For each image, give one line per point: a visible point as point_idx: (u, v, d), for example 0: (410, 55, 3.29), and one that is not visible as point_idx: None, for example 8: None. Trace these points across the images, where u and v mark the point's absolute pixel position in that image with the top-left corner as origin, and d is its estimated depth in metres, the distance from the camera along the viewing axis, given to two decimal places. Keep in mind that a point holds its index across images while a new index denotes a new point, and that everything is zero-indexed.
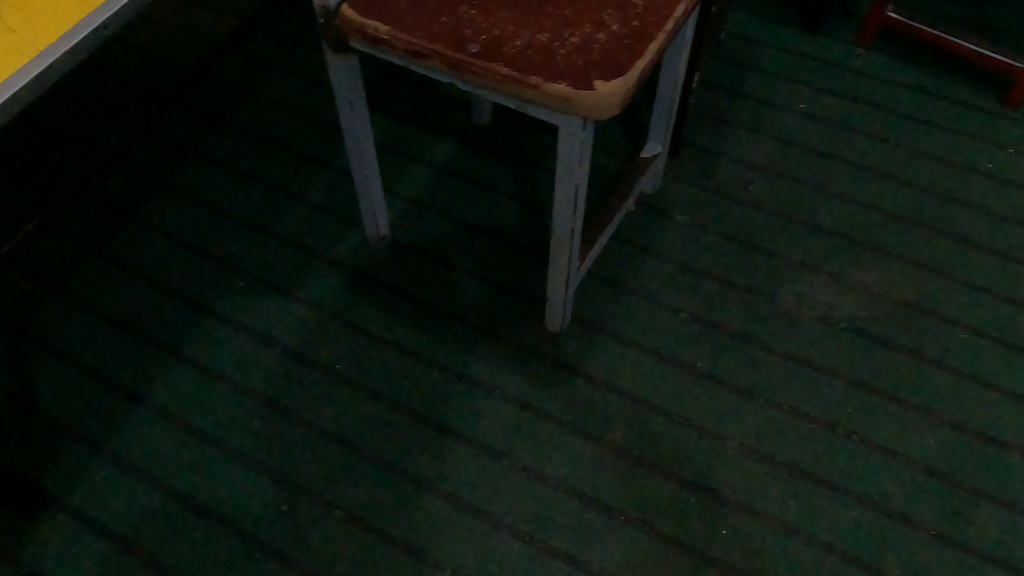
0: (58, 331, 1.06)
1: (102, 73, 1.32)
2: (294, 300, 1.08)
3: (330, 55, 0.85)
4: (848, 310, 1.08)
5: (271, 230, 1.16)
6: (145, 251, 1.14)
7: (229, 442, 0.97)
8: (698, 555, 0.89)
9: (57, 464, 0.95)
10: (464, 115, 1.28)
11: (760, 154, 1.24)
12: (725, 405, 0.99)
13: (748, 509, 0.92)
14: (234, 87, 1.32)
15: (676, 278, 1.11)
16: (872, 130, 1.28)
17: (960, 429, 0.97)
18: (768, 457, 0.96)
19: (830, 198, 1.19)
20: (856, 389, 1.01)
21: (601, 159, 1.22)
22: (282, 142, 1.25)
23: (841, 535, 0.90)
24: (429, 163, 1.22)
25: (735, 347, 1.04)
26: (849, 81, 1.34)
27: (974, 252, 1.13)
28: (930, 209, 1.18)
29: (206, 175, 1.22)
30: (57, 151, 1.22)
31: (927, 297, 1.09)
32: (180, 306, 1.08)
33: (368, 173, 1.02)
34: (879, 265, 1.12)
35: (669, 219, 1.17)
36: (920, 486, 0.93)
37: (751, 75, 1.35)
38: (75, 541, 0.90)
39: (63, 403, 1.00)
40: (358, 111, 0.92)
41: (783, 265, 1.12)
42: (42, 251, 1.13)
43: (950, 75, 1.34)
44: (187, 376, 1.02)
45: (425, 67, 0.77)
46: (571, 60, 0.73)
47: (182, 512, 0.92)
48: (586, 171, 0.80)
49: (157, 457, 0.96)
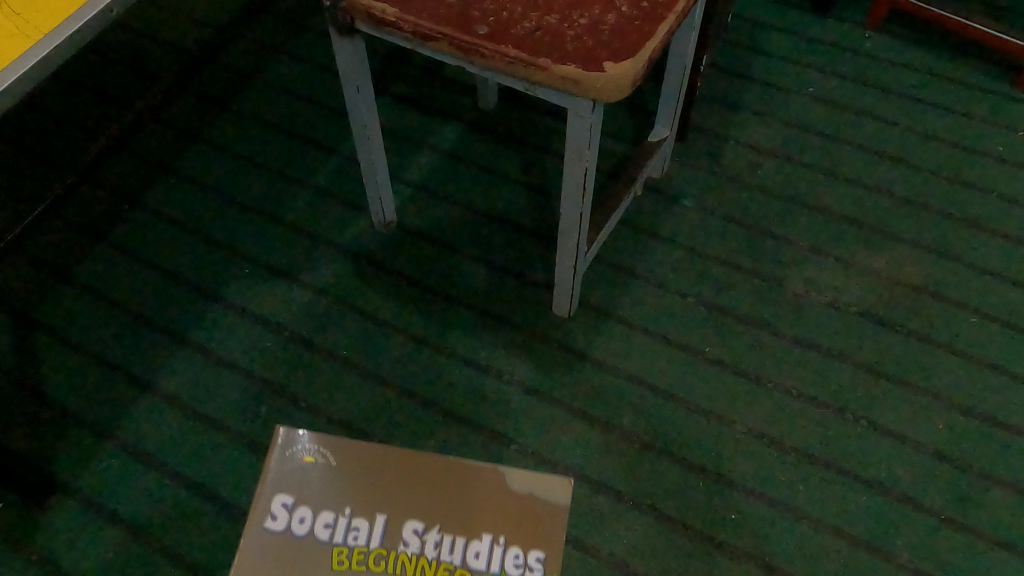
0: (67, 318, 1.06)
1: (104, 58, 1.31)
2: (300, 286, 1.09)
3: (336, 39, 0.84)
4: (857, 294, 1.07)
5: (277, 216, 1.15)
6: (151, 237, 1.14)
7: (237, 429, 0.97)
8: (708, 540, 0.89)
9: (68, 450, 0.96)
10: (470, 100, 1.28)
11: (769, 137, 1.23)
12: (733, 390, 0.99)
13: (756, 494, 0.92)
14: (238, 72, 1.32)
15: (684, 262, 1.10)
16: (883, 113, 1.26)
17: (968, 413, 0.97)
18: (776, 442, 0.95)
19: (838, 181, 1.18)
20: (864, 373, 1.00)
21: (607, 143, 1.21)
22: (287, 128, 1.25)
23: (850, 521, 0.90)
24: (434, 149, 1.22)
25: (740, 331, 1.04)
26: (859, 64, 1.33)
27: (985, 235, 1.12)
28: (941, 192, 1.17)
29: (211, 160, 1.22)
30: (62, 136, 1.22)
31: (936, 281, 1.08)
32: (187, 292, 1.09)
33: (376, 159, 1.01)
34: (888, 249, 1.11)
35: (677, 203, 1.16)
36: (929, 471, 0.93)
37: (759, 58, 1.33)
38: (85, 528, 0.91)
39: (71, 390, 1.00)
40: (364, 94, 0.91)
41: (790, 249, 1.11)
42: (49, 238, 1.13)
43: (961, 57, 1.32)
44: (194, 363, 1.02)
45: (431, 50, 0.77)
46: (580, 42, 0.72)
47: (193, 498, 0.93)
48: (594, 155, 0.80)
49: (166, 444, 0.96)
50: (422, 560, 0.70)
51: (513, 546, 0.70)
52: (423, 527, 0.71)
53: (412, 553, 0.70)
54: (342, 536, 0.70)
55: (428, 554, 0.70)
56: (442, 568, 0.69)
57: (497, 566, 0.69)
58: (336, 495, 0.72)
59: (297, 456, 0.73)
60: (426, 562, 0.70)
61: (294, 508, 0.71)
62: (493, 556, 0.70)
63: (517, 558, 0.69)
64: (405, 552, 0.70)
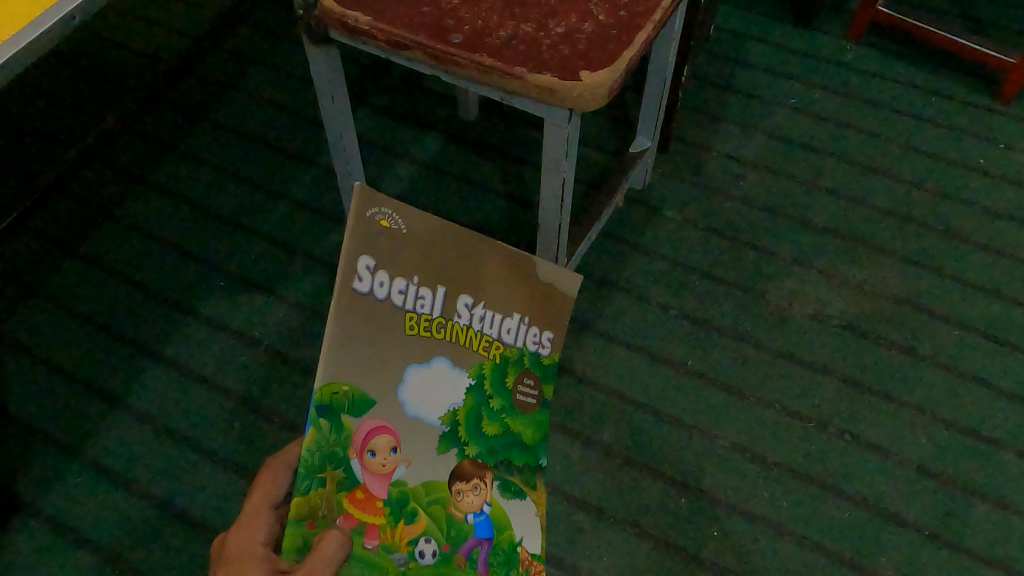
0: (35, 332, 1.04)
1: (78, 67, 1.29)
2: (276, 299, 1.06)
3: (309, 48, 0.82)
4: (840, 307, 1.06)
5: (254, 228, 1.13)
6: (124, 249, 1.12)
7: (209, 446, 0.95)
8: (689, 557, 0.87)
9: (34, 468, 0.93)
10: (450, 111, 1.26)
11: (751, 149, 1.23)
12: (715, 403, 0.98)
13: (739, 510, 0.90)
14: (215, 82, 1.30)
15: (666, 275, 1.09)
16: (865, 125, 1.25)
17: (953, 426, 0.96)
18: (759, 457, 0.94)
19: (821, 193, 1.17)
20: (847, 387, 0.99)
21: (588, 154, 1.20)
22: (265, 138, 1.23)
23: (834, 537, 0.88)
24: (414, 160, 1.20)
25: (723, 344, 1.02)
26: (841, 76, 1.32)
27: (966, 247, 1.12)
28: (923, 205, 1.16)
29: (186, 171, 1.20)
30: (34, 148, 1.20)
31: (919, 294, 1.07)
32: (160, 305, 1.06)
33: (352, 169, 0.99)
34: (871, 262, 1.10)
35: (659, 214, 1.15)
36: (914, 486, 0.92)
37: (741, 69, 1.33)
38: (49, 549, 0.88)
39: (38, 407, 0.98)
40: (340, 105, 0.89)
41: (774, 261, 1.10)
42: (18, 251, 1.11)
43: (942, 70, 1.33)
44: (166, 378, 1.00)
45: (406, 59, 0.75)
46: (556, 51, 0.71)
47: (163, 517, 0.90)
48: (572, 165, 0.78)
49: (136, 462, 0.94)
50: (472, 336, 0.50)
51: (545, 328, 0.51)
52: (474, 301, 0.50)
53: (464, 330, 0.50)
54: (412, 305, 0.49)
55: (478, 333, 0.51)
56: (486, 346, 0.51)
57: (522, 344, 0.51)
58: (407, 255, 0.48)
59: (374, 224, 0.47)
60: (474, 337, 0.50)
61: (375, 275, 0.48)
62: (522, 333, 0.51)
63: (536, 336, 0.51)
64: (459, 327, 0.50)
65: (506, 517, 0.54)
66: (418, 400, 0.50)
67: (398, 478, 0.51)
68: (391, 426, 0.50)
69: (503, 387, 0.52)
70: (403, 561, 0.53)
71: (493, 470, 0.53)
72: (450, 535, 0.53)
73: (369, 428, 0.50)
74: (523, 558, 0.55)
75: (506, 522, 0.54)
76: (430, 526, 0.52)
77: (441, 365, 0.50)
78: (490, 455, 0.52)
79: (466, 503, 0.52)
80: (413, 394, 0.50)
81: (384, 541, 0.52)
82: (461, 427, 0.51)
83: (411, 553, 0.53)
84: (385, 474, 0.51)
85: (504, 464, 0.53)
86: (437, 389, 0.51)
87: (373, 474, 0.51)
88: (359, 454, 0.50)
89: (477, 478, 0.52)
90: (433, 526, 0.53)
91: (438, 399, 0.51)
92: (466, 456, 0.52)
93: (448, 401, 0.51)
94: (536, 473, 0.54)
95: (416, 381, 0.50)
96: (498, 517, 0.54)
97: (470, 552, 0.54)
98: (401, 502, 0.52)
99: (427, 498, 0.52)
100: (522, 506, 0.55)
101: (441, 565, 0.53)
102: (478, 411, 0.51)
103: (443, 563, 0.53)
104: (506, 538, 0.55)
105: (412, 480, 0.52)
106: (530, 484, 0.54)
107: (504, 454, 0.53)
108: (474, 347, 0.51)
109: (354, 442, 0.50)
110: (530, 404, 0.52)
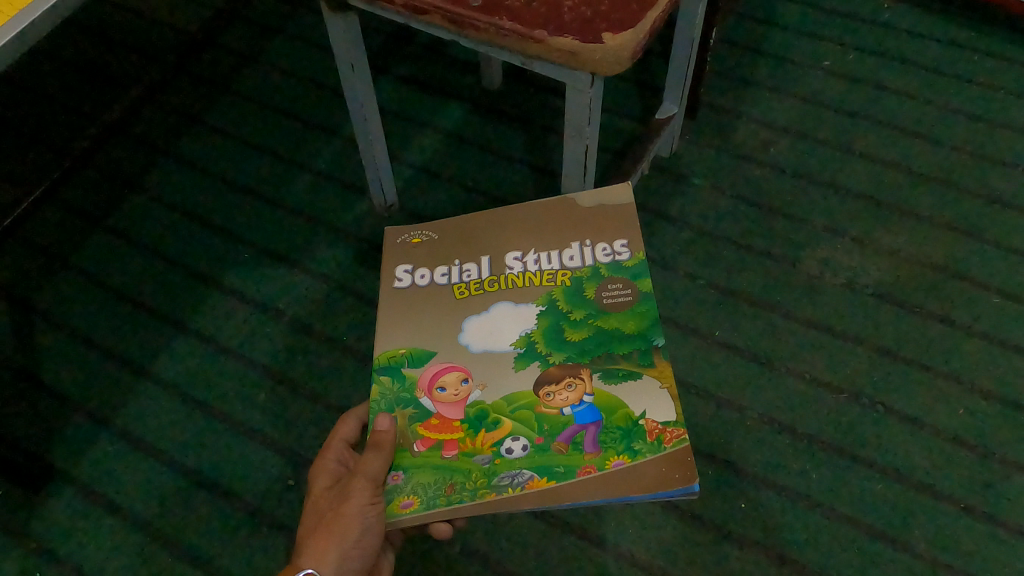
0: (66, 304, 1.05)
1: (101, 38, 1.29)
2: (299, 270, 1.06)
3: (327, 15, 0.80)
4: (875, 275, 1.03)
5: (277, 199, 1.13)
6: (150, 220, 1.12)
7: (236, 416, 0.95)
8: (716, 529, 0.86)
9: (67, 438, 0.95)
10: (473, 79, 1.24)
11: (783, 113, 1.19)
12: (742, 374, 0.96)
13: (767, 482, 0.89)
14: (237, 53, 1.29)
15: (694, 244, 1.06)
16: (902, 86, 1.21)
17: (991, 397, 0.93)
18: (788, 428, 0.92)
19: (855, 158, 1.14)
20: (880, 357, 0.96)
21: (614, 122, 1.17)
22: (287, 109, 1.22)
23: (865, 510, 0.87)
24: (437, 129, 1.19)
25: (752, 314, 1.00)
26: (877, 36, 1.27)
27: (1009, 211, 1.07)
28: (963, 168, 1.12)
29: (210, 143, 1.20)
30: (59, 120, 1.20)
31: (958, 261, 1.03)
32: (186, 277, 1.07)
33: (374, 140, 0.98)
34: (907, 228, 1.07)
35: (686, 182, 1.12)
36: (950, 457, 0.89)
37: (774, 31, 1.28)
38: (83, 516, 0.90)
39: (70, 378, 0.99)
40: (359, 73, 0.87)
41: (805, 229, 1.07)
42: (48, 223, 1.12)
43: (984, 27, 1.27)
44: (192, 349, 1.01)
45: (425, 24, 0.74)
46: (578, 13, 0.68)
47: (192, 486, 0.91)
48: (595, 131, 0.76)
49: (165, 432, 0.95)
50: (530, 276, 0.64)
51: (607, 242, 0.64)
52: (522, 254, 0.65)
53: (519, 275, 0.64)
54: (458, 278, 0.64)
55: (536, 273, 0.64)
56: (551, 278, 0.63)
57: (594, 262, 0.64)
58: (442, 252, 0.66)
59: (404, 242, 0.67)
60: (532, 276, 0.64)
61: (416, 273, 0.65)
62: (586, 255, 0.64)
63: (604, 249, 0.64)
64: (513, 275, 0.64)
65: (614, 400, 0.57)
66: (481, 337, 0.61)
67: (473, 400, 0.58)
68: (456, 364, 0.60)
69: (585, 299, 0.62)
70: (487, 460, 0.56)
71: (589, 366, 0.59)
72: (544, 430, 0.56)
73: (434, 371, 0.60)
74: (650, 427, 0.56)
75: (619, 404, 0.57)
76: (517, 428, 0.57)
77: (502, 308, 0.62)
78: (581, 354, 0.59)
79: (560, 400, 0.57)
80: (477, 331, 0.61)
81: (465, 449, 0.56)
82: (538, 344, 0.60)
83: (496, 452, 0.56)
84: (459, 401, 0.58)
85: (604, 356, 0.59)
86: (497, 325, 0.61)
87: (445, 404, 0.58)
88: (429, 392, 0.59)
89: (569, 377, 0.58)
90: (520, 427, 0.57)
91: (503, 333, 0.61)
92: (552, 363, 0.59)
93: (518, 329, 0.61)
94: (651, 352, 0.59)
95: (478, 324, 0.62)
96: (603, 402, 0.57)
97: (574, 437, 0.56)
98: (480, 417, 0.57)
99: (510, 408, 0.57)
100: (642, 385, 0.57)
101: (535, 456, 0.55)
102: (558, 325, 0.61)
103: (538, 454, 0.55)
104: (620, 414, 0.56)
105: (488, 397, 0.58)
106: (646, 364, 0.59)
107: (598, 349, 0.59)
108: (537, 284, 0.63)
109: (421, 383, 0.59)
110: (618, 304, 0.61)
